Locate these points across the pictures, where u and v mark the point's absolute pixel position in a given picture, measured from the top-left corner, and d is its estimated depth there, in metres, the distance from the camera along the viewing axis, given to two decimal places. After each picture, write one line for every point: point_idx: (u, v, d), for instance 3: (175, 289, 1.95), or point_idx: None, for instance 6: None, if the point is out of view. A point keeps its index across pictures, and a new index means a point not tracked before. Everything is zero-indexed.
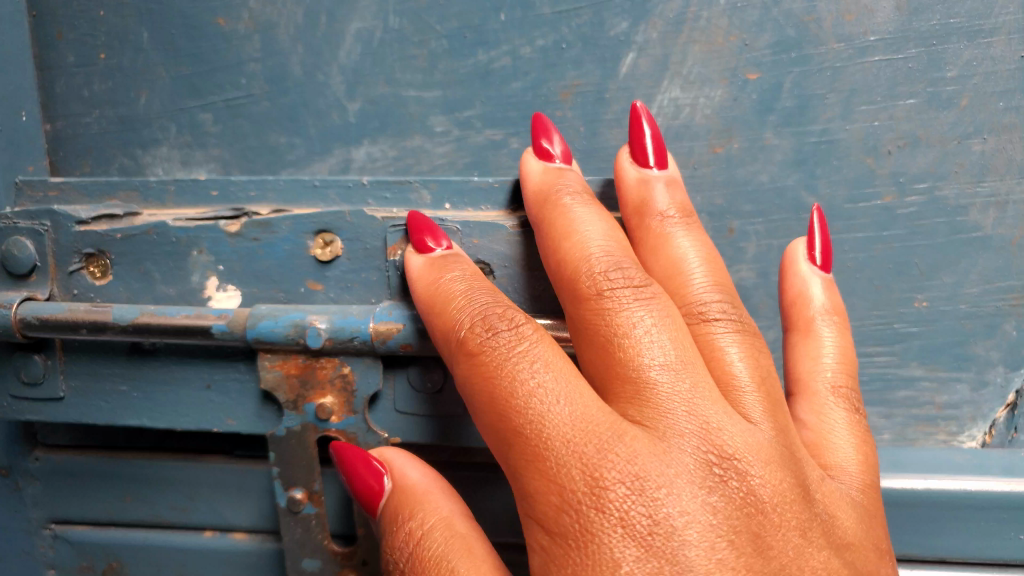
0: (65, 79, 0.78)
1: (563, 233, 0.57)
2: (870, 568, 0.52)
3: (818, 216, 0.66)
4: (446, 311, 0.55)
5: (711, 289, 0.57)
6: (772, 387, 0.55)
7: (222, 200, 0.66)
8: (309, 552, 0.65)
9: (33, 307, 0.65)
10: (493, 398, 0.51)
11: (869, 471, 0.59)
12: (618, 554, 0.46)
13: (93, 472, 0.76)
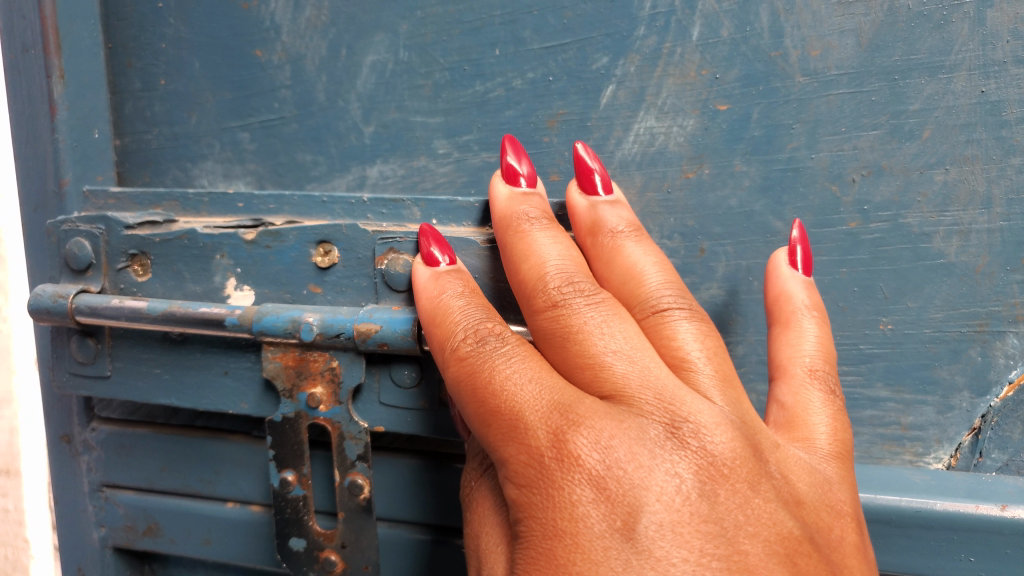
0: (132, 102, 0.91)
1: (523, 256, 0.62)
2: (820, 524, 0.55)
3: (799, 231, 0.68)
4: (445, 323, 0.60)
5: (665, 286, 0.61)
6: (724, 367, 0.59)
7: (246, 211, 0.77)
8: (296, 530, 0.74)
9: (87, 299, 0.77)
10: (476, 385, 0.55)
11: (840, 446, 0.61)
12: (576, 496, 0.50)
13: (138, 443, 0.88)
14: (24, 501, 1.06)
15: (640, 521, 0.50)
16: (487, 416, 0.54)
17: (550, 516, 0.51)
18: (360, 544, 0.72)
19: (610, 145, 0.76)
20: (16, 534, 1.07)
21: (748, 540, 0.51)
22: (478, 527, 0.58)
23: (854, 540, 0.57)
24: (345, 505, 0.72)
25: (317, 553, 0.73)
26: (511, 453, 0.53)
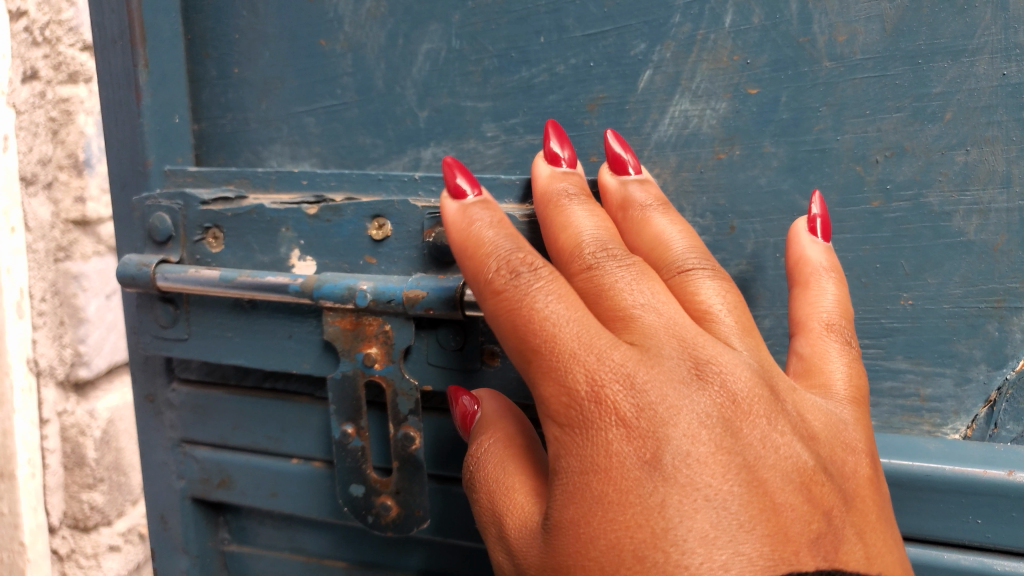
0: (209, 89, 0.99)
1: (561, 227, 0.66)
2: (836, 457, 0.57)
3: (818, 199, 0.72)
4: (478, 255, 0.63)
5: (689, 250, 0.66)
6: (744, 319, 0.63)
7: (309, 188, 0.84)
8: (356, 478, 0.82)
9: (167, 269, 0.85)
10: (516, 323, 0.58)
11: (856, 391, 0.64)
12: (610, 433, 0.53)
13: (212, 402, 0.96)
14: (19, 505, 1.12)
15: (667, 453, 0.52)
16: (529, 354, 0.58)
17: (586, 452, 0.54)
18: (412, 490, 0.80)
19: (646, 127, 0.80)
20: (11, 537, 1.14)
21: (767, 469, 0.53)
22: (504, 484, 0.60)
23: (868, 474, 0.58)
24: (399, 456, 0.80)
25: (375, 498, 0.81)
26: (550, 393, 0.56)
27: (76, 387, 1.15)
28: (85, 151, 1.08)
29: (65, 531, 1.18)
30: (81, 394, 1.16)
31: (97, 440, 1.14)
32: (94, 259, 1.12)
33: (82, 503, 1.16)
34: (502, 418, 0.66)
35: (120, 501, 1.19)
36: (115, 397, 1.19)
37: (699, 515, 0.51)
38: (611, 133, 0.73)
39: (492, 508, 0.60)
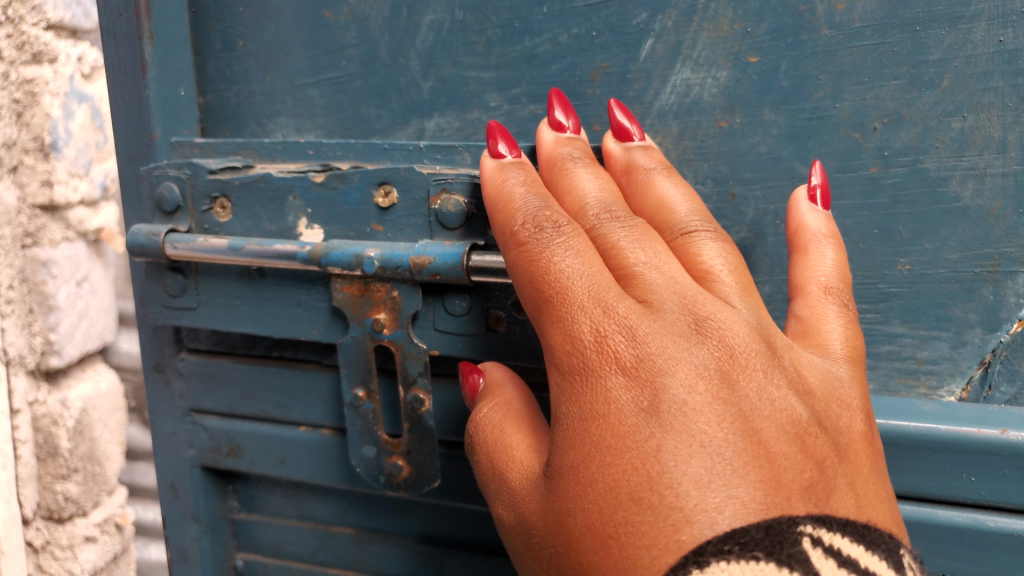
0: (214, 62, 0.99)
1: (566, 190, 0.68)
2: (830, 412, 0.59)
3: (818, 168, 0.73)
4: (507, 209, 0.66)
5: (693, 214, 0.67)
6: (743, 279, 0.65)
7: (316, 157, 0.85)
8: (367, 440, 0.84)
9: (176, 238, 0.86)
10: (531, 275, 0.62)
11: (853, 350, 0.65)
12: (611, 381, 0.56)
13: (220, 371, 0.98)
14: None
15: (664, 402, 0.54)
16: (541, 304, 0.61)
17: (586, 400, 0.56)
18: (422, 451, 0.82)
19: (648, 96, 0.81)
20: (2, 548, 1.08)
21: (762, 420, 0.55)
22: (506, 440, 0.63)
23: (861, 429, 0.60)
24: (409, 418, 0.82)
25: (386, 459, 0.84)
26: (557, 343, 0.59)
27: (48, 376, 1.25)
28: (51, 133, 1.11)
29: (40, 523, 1.25)
30: (52, 382, 1.24)
31: (69, 430, 1.23)
32: (62, 246, 1.19)
33: (55, 493, 1.25)
34: (509, 383, 0.68)
35: (94, 492, 1.31)
36: (90, 387, 1.30)
37: (694, 459, 0.52)
38: (615, 103, 0.74)
39: (493, 464, 0.62)
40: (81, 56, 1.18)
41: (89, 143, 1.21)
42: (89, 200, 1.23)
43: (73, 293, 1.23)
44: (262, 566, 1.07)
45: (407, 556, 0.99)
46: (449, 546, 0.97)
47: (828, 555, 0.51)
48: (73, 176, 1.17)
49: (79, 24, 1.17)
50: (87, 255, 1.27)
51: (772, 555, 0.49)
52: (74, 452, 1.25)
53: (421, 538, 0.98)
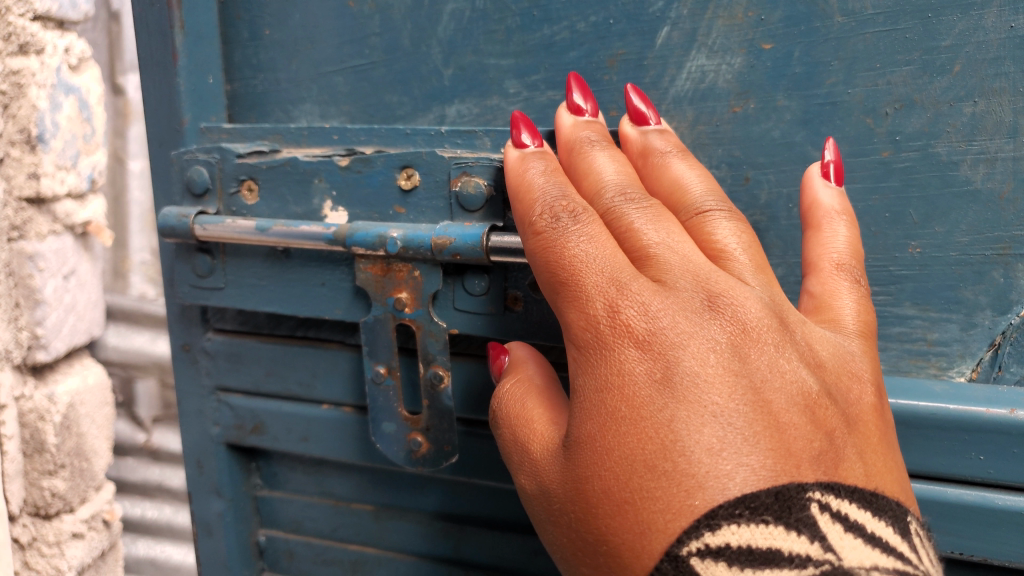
0: (241, 51, 1.02)
1: (584, 173, 0.70)
2: (841, 385, 0.60)
3: (831, 145, 0.74)
4: (527, 198, 0.68)
5: (707, 194, 0.69)
6: (756, 257, 0.66)
7: (340, 142, 0.88)
8: (388, 416, 0.87)
9: (205, 220, 0.89)
10: (549, 258, 0.64)
11: (865, 325, 0.66)
12: (625, 356, 0.58)
13: (245, 351, 1.01)
14: None
15: (677, 374, 0.56)
16: (559, 285, 0.63)
17: (601, 373, 0.58)
18: (441, 428, 0.85)
19: (664, 82, 0.83)
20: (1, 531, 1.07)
21: (773, 391, 0.56)
22: (526, 413, 0.65)
23: (872, 401, 0.61)
24: (428, 395, 0.85)
25: (406, 435, 0.86)
26: (574, 321, 0.61)
27: (35, 370, 1.18)
28: (37, 125, 1.04)
29: (26, 519, 1.19)
30: (40, 376, 1.18)
31: (57, 425, 1.16)
32: (50, 239, 1.12)
33: (42, 489, 1.18)
34: (531, 359, 0.71)
35: (81, 488, 1.23)
36: (77, 381, 1.22)
37: (706, 429, 0.54)
38: (631, 87, 0.76)
39: (514, 436, 0.65)
40: (69, 46, 1.10)
41: (76, 135, 1.12)
42: (77, 191, 1.14)
43: (60, 287, 1.16)
44: (284, 542, 1.10)
45: (426, 532, 1.02)
46: (465, 523, 1.00)
47: (835, 520, 0.53)
48: (60, 169, 1.09)
49: (67, 14, 1.09)
50: (74, 248, 1.19)
51: (781, 519, 0.52)
52: (60, 448, 1.17)
53: (438, 515, 1.01)
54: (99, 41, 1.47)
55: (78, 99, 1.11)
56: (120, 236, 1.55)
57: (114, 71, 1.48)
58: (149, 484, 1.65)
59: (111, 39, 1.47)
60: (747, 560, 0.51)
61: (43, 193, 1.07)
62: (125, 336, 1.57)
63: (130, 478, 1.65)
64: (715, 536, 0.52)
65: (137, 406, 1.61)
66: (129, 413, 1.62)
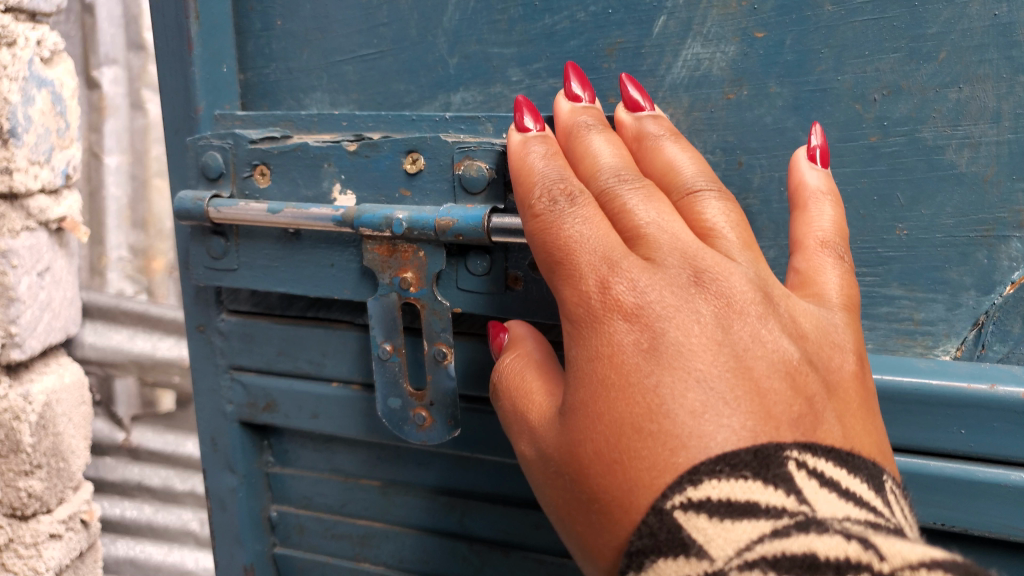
0: (254, 41, 1.06)
1: (581, 157, 0.73)
2: (821, 354, 0.63)
3: (818, 130, 0.77)
4: (527, 181, 0.72)
5: (698, 176, 0.72)
6: (745, 234, 0.69)
7: (349, 129, 0.92)
8: (394, 392, 0.91)
9: (220, 203, 0.93)
10: (546, 239, 0.67)
11: (849, 299, 0.69)
12: (615, 328, 0.61)
13: (258, 330, 1.04)
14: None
15: (663, 344, 0.59)
16: (555, 264, 0.66)
17: (593, 345, 0.61)
18: (445, 403, 0.88)
19: (661, 70, 0.86)
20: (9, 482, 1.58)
21: (755, 360, 0.59)
22: (525, 384, 0.69)
23: (853, 369, 0.65)
24: (433, 371, 0.88)
25: (411, 410, 0.90)
26: (568, 298, 0.64)
27: (12, 371, 1.58)
28: (10, 121, 1.35)
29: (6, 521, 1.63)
30: (16, 377, 1.57)
31: (34, 425, 1.57)
32: (23, 235, 1.48)
33: (19, 491, 1.60)
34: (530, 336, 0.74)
35: (57, 489, 1.67)
36: (55, 380, 1.66)
37: (689, 394, 0.57)
38: (627, 76, 0.79)
39: (514, 406, 0.68)
40: (39, 44, 1.44)
41: (50, 132, 1.48)
42: (51, 189, 1.51)
43: (35, 286, 1.55)
44: (294, 517, 1.14)
45: (431, 506, 1.06)
46: (469, 497, 1.03)
47: (811, 477, 0.54)
48: (33, 165, 1.44)
49: (38, 10, 1.44)
50: (49, 244, 1.57)
51: (758, 475, 0.53)
52: (38, 447, 1.60)
53: (443, 490, 1.04)
54: (70, 35, 1.78)
55: (49, 95, 1.46)
56: (98, 232, 1.88)
57: (91, 67, 1.79)
58: (127, 483, 2.01)
59: (84, 31, 1.78)
60: (727, 511, 0.51)
61: (15, 185, 1.41)
62: (101, 333, 1.90)
63: (108, 477, 2.01)
64: (696, 491, 0.53)
65: (115, 404, 1.96)
66: (107, 411, 1.97)
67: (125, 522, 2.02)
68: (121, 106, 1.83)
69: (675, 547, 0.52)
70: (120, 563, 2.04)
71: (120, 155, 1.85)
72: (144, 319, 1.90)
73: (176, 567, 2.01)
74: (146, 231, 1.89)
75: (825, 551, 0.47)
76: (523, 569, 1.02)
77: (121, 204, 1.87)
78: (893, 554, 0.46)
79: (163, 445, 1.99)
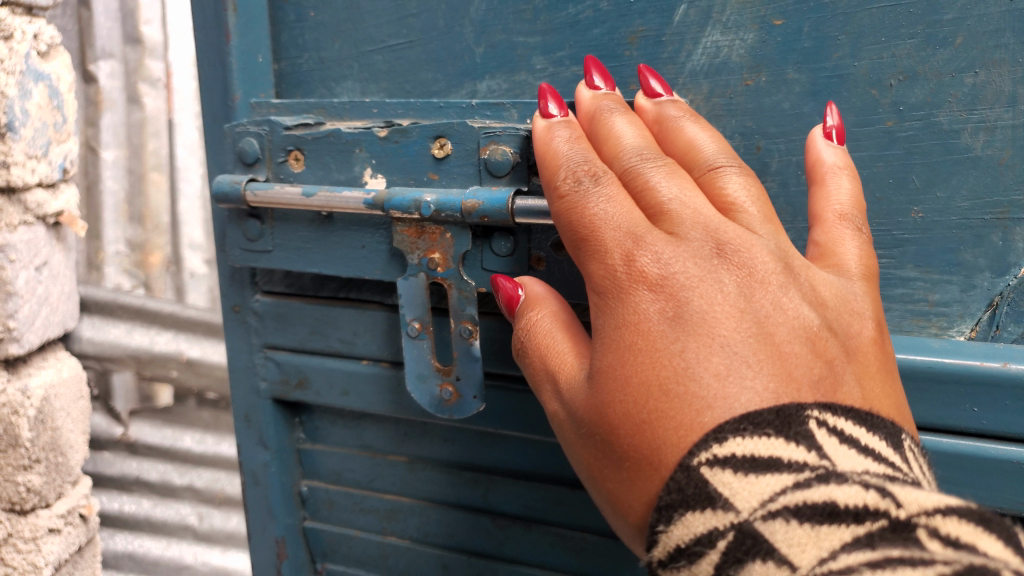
0: (288, 32, 1.09)
1: (604, 139, 0.76)
2: (841, 320, 0.66)
3: (831, 110, 0.79)
4: (553, 163, 0.75)
5: (719, 153, 0.74)
6: (765, 209, 0.71)
7: (379, 116, 0.95)
8: (422, 367, 0.94)
9: (256, 186, 0.97)
10: (573, 217, 0.70)
11: (867, 268, 0.71)
12: (640, 299, 0.64)
13: (292, 310, 1.08)
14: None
15: (687, 313, 0.62)
16: (582, 241, 0.69)
17: (620, 316, 0.64)
18: (471, 378, 0.91)
19: (682, 57, 0.88)
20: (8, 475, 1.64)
21: (776, 326, 0.61)
22: (551, 354, 0.71)
23: (871, 335, 0.67)
24: (459, 347, 0.91)
25: (438, 385, 0.93)
26: (595, 272, 0.67)
27: (12, 365, 1.62)
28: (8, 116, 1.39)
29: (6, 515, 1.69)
30: (14, 370, 1.62)
31: (30, 418, 1.61)
32: (21, 229, 1.52)
33: (17, 484, 1.65)
34: (547, 296, 0.76)
35: (55, 482, 1.73)
36: (53, 374, 1.72)
37: (713, 359, 0.59)
38: (644, 66, 0.82)
39: (543, 376, 0.71)
40: (38, 35, 1.49)
41: (47, 125, 1.53)
42: (48, 183, 1.56)
43: (32, 281, 1.59)
44: (325, 492, 1.19)
45: (457, 482, 1.10)
46: (492, 473, 1.07)
47: (831, 434, 0.56)
48: (31, 158, 1.49)
49: (35, 3, 1.47)
50: (46, 239, 1.62)
51: (781, 433, 0.55)
52: (36, 442, 1.65)
53: (467, 466, 1.08)
54: (67, 28, 1.81)
55: (47, 89, 1.52)
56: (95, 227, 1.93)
57: (86, 59, 1.84)
58: (125, 478, 2.09)
59: (80, 24, 1.82)
60: (751, 466, 0.54)
61: (13, 180, 1.44)
62: (97, 327, 1.92)
63: (105, 471, 2.07)
64: (722, 448, 0.56)
65: (114, 399, 2.02)
66: (106, 406, 2.02)
67: (122, 517, 2.11)
68: (117, 100, 1.87)
69: (702, 501, 0.54)
70: (119, 557, 2.13)
71: (116, 149, 1.90)
72: (142, 313, 1.94)
73: (173, 563, 2.13)
74: (144, 225, 1.96)
75: (845, 500, 0.50)
76: (545, 543, 1.06)
77: (118, 197, 1.92)
78: (909, 501, 0.49)
79: (161, 439, 2.08)
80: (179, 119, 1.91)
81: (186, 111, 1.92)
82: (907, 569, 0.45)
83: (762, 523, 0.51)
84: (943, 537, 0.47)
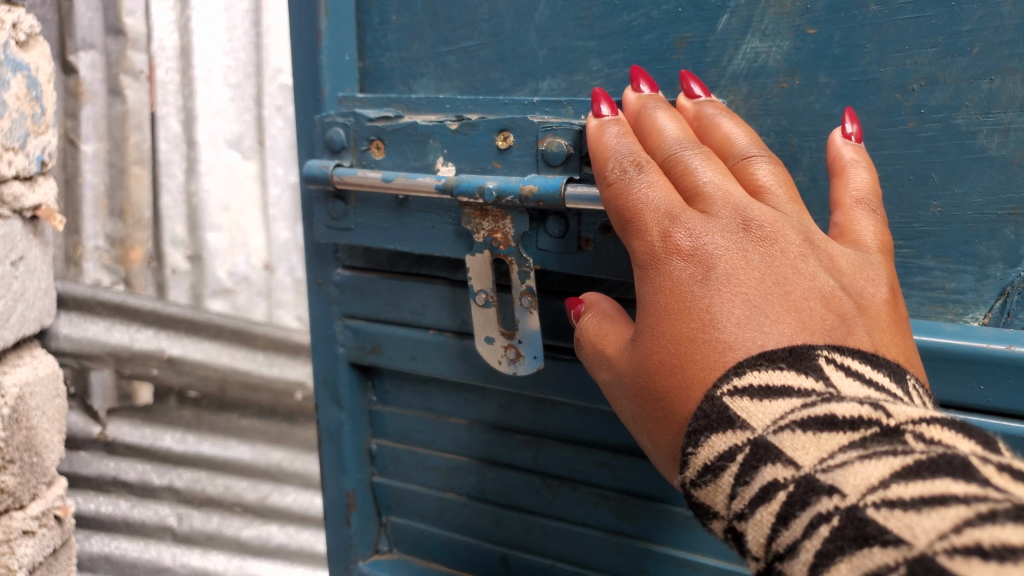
0: (373, 33, 1.22)
1: (648, 132, 0.86)
2: (858, 284, 0.74)
3: (849, 114, 0.88)
4: (603, 155, 0.85)
5: (751, 144, 0.84)
6: (790, 190, 0.81)
7: (451, 111, 1.06)
8: (487, 332, 1.06)
9: (341, 171, 1.10)
10: (619, 200, 0.80)
11: (882, 241, 0.80)
12: (675, 267, 0.74)
13: (369, 283, 1.21)
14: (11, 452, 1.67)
15: (714, 277, 0.72)
16: (627, 221, 0.80)
17: (658, 281, 0.74)
18: (529, 341, 1.03)
19: (724, 61, 0.98)
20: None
21: (794, 287, 0.71)
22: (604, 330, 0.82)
23: (886, 297, 0.75)
24: (519, 314, 1.03)
25: (501, 347, 1.05)
26: (637, 247, 0.78)
27: None
28: None
29: None
30: None
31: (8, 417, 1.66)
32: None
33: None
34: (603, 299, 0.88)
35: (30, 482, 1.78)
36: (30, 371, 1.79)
37: (736, 314, 0.69)
38: (684, 72, 0.92)
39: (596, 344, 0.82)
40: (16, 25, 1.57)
41: (25, 118, 1.60)
42: (25, 175, 1.64)
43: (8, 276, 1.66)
44: (392, 449, 1.32)
45: (510, 444, 1.21)
46: (543, 437, 1.18)
47: (838, 369, 0.66)
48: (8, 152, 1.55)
49: None
50: (24, 233, 1.70)
51: (793, 366, 0.65)
52: (13, 441, 1.69)
53: (520, 429, 1.19)
54: (47, 18, 1.88)
55: (26, 80, 1.59)
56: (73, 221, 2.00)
57: (64, 51, 1.89)
58: (103, 478, 2.18)
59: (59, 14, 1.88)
60: (766, 393, 0.64)
61: None
62: (75, 325, 2.06)
63: (81, 470, 2.17)
64: (740, 379, 0.66)
65: (91, 398, 2.13)
66: (83, 404, 2.14)
67: (99, 518, 2.20)
68: (98, 91, 1.93)
69: (723, 423, 0.65)
70: (95, 560, 2.20)
71: (97, 141, 1.96)
72: (120, 310, 2.06)
73: (152, 563, 2.21)
74: (124, 220, 2.02)
75: (843, 412, 0.60)
76: (589, 502, 1.17)
77: (98, 192, 1.99)
78: (898, 413, 0.60)
79: (139, 438, 2.18)
80: (159, 112, 1.96)
81: (169, 106, 1.95)
82: (889, 457, 0.56)
83: (773, 435, 0.61)
84: (925, 439, 0.57)
